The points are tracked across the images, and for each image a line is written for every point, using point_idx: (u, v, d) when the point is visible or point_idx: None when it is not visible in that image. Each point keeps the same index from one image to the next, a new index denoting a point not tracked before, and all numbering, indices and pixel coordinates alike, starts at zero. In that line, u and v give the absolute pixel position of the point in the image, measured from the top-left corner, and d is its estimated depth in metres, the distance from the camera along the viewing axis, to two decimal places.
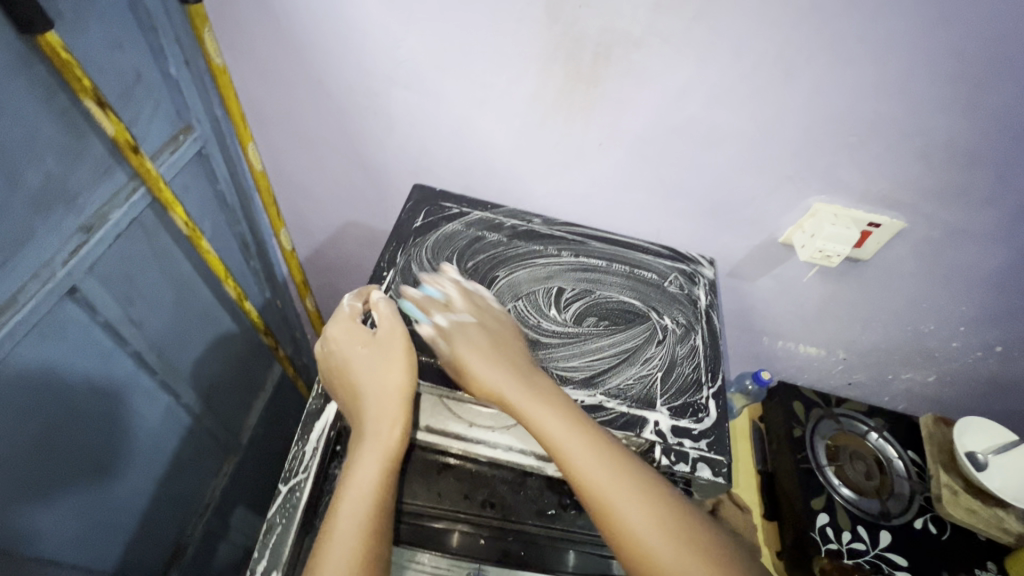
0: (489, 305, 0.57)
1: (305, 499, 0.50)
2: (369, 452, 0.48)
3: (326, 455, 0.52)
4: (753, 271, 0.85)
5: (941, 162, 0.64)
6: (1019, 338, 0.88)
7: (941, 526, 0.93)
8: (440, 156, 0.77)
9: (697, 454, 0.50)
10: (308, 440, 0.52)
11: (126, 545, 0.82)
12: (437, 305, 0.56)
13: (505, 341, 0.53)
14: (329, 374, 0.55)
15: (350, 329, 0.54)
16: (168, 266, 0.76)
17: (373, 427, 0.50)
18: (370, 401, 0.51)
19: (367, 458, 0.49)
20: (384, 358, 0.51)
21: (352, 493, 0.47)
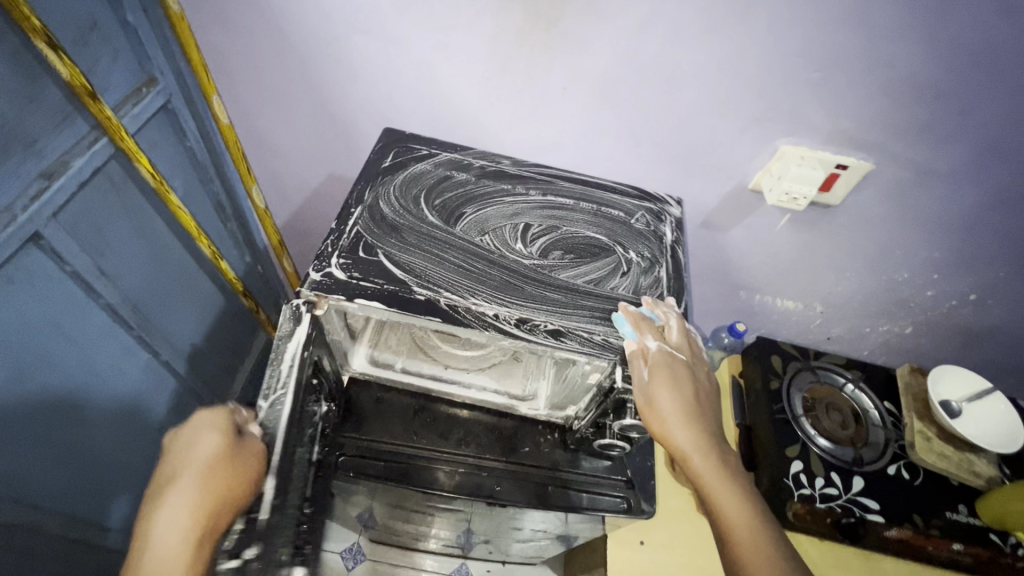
0: (696, 344, 0.57)
1: (286, 412, 0.46)
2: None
3: (304, 373, 0.48)
4: (726, 221, 0.86)
5: (903, 97, 0.65)
6: (990, 284, 0.89)
7: (913, 472, 0.94)
8: (409, 107, 0.77)
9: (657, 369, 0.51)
10: (282, 359, 0.48)
11: (113, 501, 0.83)
12: (649, 324, 0.54)
13: (702, 395, 0.54)
14: (144, 505, 0.40)
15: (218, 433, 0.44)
16: (140, 222, 0.75)
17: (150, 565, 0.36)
18: (157, 544, 0.37)
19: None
20: (207, 485, 0.40)
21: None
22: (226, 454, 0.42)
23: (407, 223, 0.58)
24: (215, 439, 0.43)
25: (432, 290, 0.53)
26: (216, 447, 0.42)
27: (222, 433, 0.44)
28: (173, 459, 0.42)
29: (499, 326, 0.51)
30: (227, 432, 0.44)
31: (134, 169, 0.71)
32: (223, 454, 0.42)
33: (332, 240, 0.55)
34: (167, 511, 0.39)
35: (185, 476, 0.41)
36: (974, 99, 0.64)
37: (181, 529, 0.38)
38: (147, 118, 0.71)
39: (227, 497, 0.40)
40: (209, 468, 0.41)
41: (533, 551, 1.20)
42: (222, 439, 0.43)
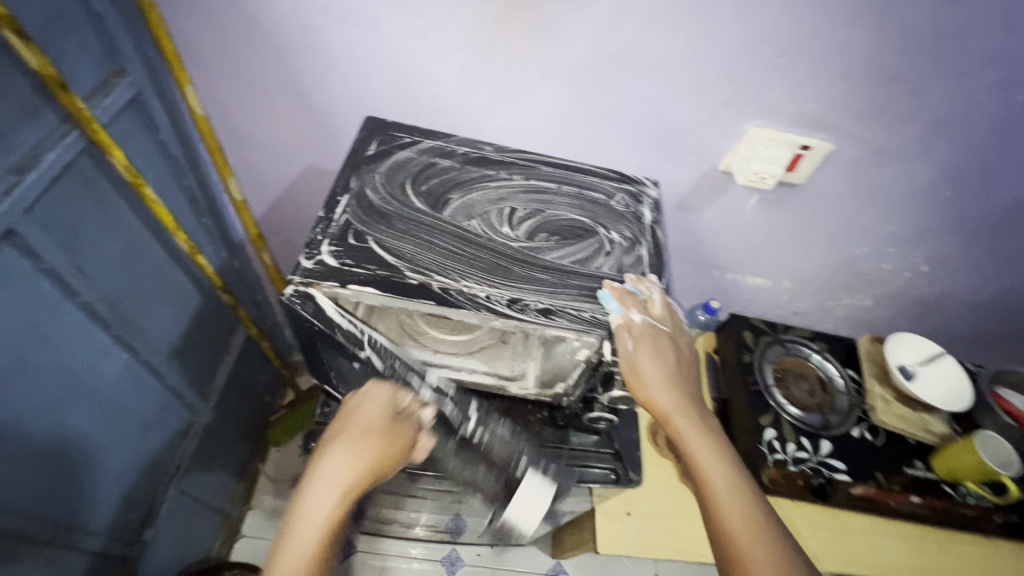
0: (677, 318, 0.60)
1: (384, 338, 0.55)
2: (312, 518, 0.50)
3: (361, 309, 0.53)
4: (699, 203, 0.89)
5: (860, 80, 0.69)
6: (940, 255, 0.96)
7: (876, 433, 1.01)
8: (388, 96, 0.77)
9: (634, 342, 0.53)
10: (335, 325, 0.53)
11: (95, 504, 0.81)
12: (633, 297, 0.57)
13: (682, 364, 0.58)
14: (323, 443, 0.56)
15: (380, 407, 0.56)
16: (113, 218, 0.73)
17: (322, 492, 0.52)
18: (330, 480, 0.53)
19: (310, 520, 0.50)
20: (370, 444, 0.54)
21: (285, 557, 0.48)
22: (384, 442, 0.54)
23: (395, 210, 0.59)
24: (378, 415, 0.55)
25: (424, 274, 0.54)
26: (375, 431, 0.54)
27: (385, 409, 0.56)
28: (345, 416, 0.56)
29: (490, 306, 0.53)
30: (389, 410, 0.56)
31: (106, 162, 0.69)
32: (379, 437, 0.54)
33: (322, 228, 0.56)
34: (338, 462, 0.54)
35: (347, 442, 0.54)
36: (923, 81, 0.69)
37: (347, 474, 0.53)
38: (118, 111, 0.68)
39: (373, 469, 0.54)
40: (366, 441, 0.54)
41: None
42: (382, 423, 0.55)
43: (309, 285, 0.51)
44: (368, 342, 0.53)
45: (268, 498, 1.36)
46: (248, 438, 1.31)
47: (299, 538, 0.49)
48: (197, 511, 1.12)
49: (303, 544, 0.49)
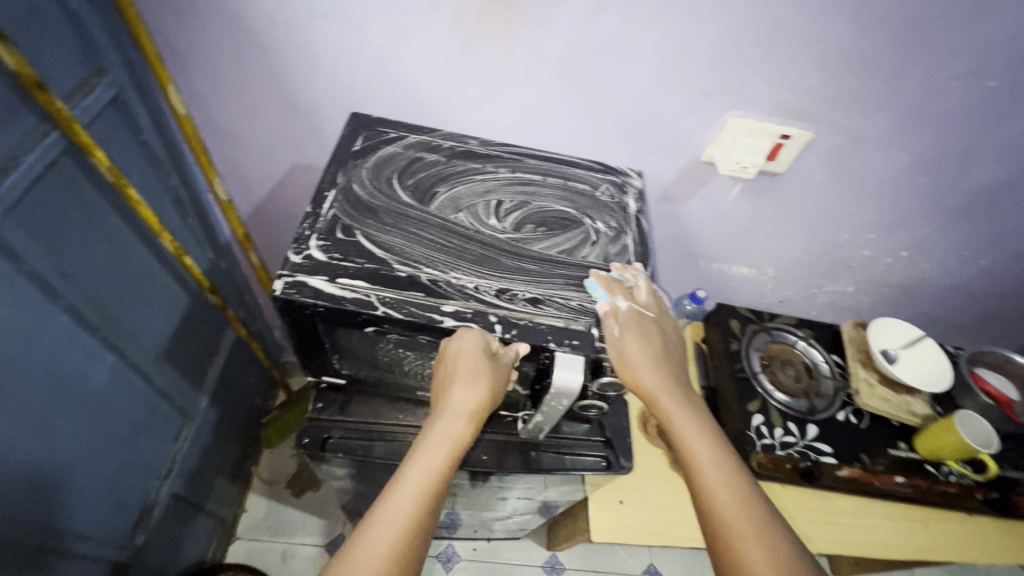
0: (662, 304, 0.61)
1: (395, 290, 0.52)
2: (433, 448, 0.52)
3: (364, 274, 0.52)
4: (683, 193, 0.90)
5: (836, 69, 0.71)
6: (919, 240, 0.98)
7: (860, 416, 1.04)
8: (373, 92, 0.77)
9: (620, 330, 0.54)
10: (333, 297, 0.50)
11: (85, 509, 0.81)
12: (621, 286, 0.58)
13: (671, 351, 0.59)
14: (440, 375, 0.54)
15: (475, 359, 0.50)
16: (96, 220, 0.72)
17: (443, 423, 0.53)
18: (450, 412, 0.54)
19: (434, 448, 0.52)
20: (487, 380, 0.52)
21: (404, 482, 0.50)
22: (495, 385, 0.51)
23: (382, 205, 0.59)
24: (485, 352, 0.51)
25: (412, 266, 0.54)
26: (482, 371, 0.50)
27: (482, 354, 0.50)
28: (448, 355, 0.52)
29: (479, 296, 0.54)
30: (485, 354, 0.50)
31: (88, 163, 0.68)
32: (489, 379, 0.50)
33: (309, 223, 0.56)
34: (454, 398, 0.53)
35: (460, 384, 0.50)
36: (897, 70, 0.71)
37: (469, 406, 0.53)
38: (98, 112, 0.68)
39: (487, 403, 0.54)
40: (476, 385, 0.49)
41: (516, 524, 1.24)
42: (494, 362, 0.51)
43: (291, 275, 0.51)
44: (377, 302, 0.51)
45: (261, 500, 1.36)
46: (239, 439, 1.30)
47: (421, 466, 0.51)
48: (190, 514, 1.11)
49: (424, 469, 0.51)
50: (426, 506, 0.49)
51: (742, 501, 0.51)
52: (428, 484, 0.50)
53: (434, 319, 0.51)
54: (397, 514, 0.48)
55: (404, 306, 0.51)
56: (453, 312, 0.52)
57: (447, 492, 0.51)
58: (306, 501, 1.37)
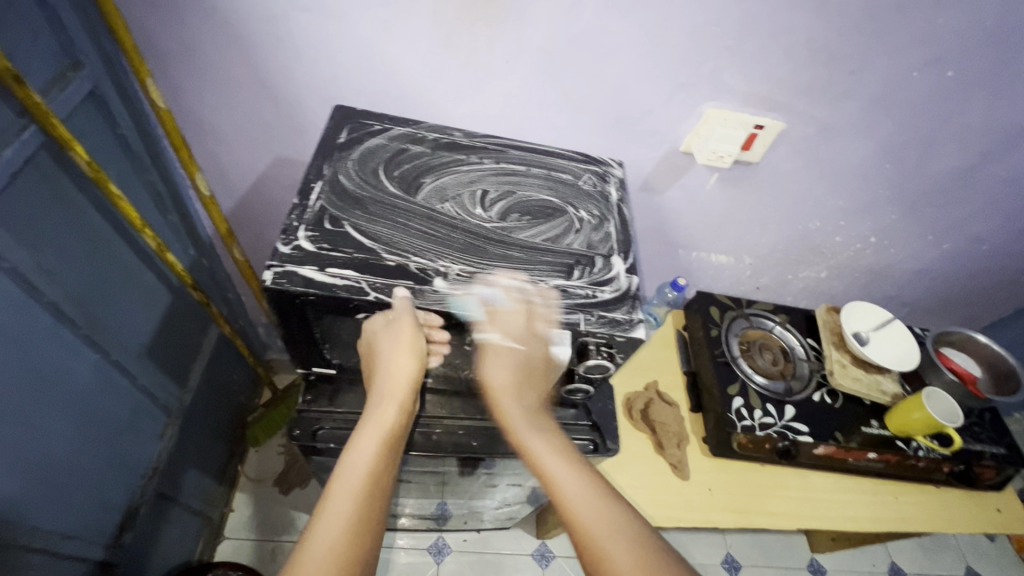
0: (541, 333, 0.56)
1: (383, 277, 0.53)
2: (369, 438, 0.55)
3: (353, 263, 0.54)
4: (662, 183, 0.93)
5: (805, 60, 0.74)
6: (886, 226, 1.03)
7: (834, 396, 1.08)
8: (356, 86, 0.77)
9: (603, 319, 0.56)
10: (324, 284, 0.51)
11: (70, 509, 0.80)
12: (489, 318, 0.55)
13: (536, 376, 0.61)
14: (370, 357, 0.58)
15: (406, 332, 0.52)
16: (75, 216, 0.71)
17: (380, 408, 0.57)
18: (386, 397, 0.58)
19: (369, 438, 0.55)
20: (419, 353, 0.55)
21: (347, 474, 0.52)
22: (417, 351, 0.54)
23: (369, 195, 0.60)
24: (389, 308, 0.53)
25: (401, 256, 0.55)
26: (404, 335, 0.52)
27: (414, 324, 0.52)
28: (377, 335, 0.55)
29: (466, 283, 0.55)
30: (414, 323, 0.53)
31: (66, 158, 0.67)
32: (415, 350, 0.54)
33: (297, 214, 0.57)
34: (387, 373, 0.57)
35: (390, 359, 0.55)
36: (862, 60, 0.74)
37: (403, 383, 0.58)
38: (75, 106, 0.67)
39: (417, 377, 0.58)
40: (405, 354, 0.54)
41: (505, 513, 1.27)
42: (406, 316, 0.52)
43: (281, 264, 0.52)
44: (367, 289, 0.52)
45: (249, 499, 1.35)
46: (224, 439, 1.29)
47: (359, 457, 0.53)
48: (177, 514, 1.11)
49: (365, 456, 0.53)
50: (368, 493, 0.51)
51: (584, 497, 0.52)
52: (371, 472, 0.53)
53: (415, 300, 0.52)
54: (342, 510, 0.49)
55: (394, 292, 0.52)
56: (441, 299, 0.53)
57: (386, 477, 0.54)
58: (294, 498, 1.37)
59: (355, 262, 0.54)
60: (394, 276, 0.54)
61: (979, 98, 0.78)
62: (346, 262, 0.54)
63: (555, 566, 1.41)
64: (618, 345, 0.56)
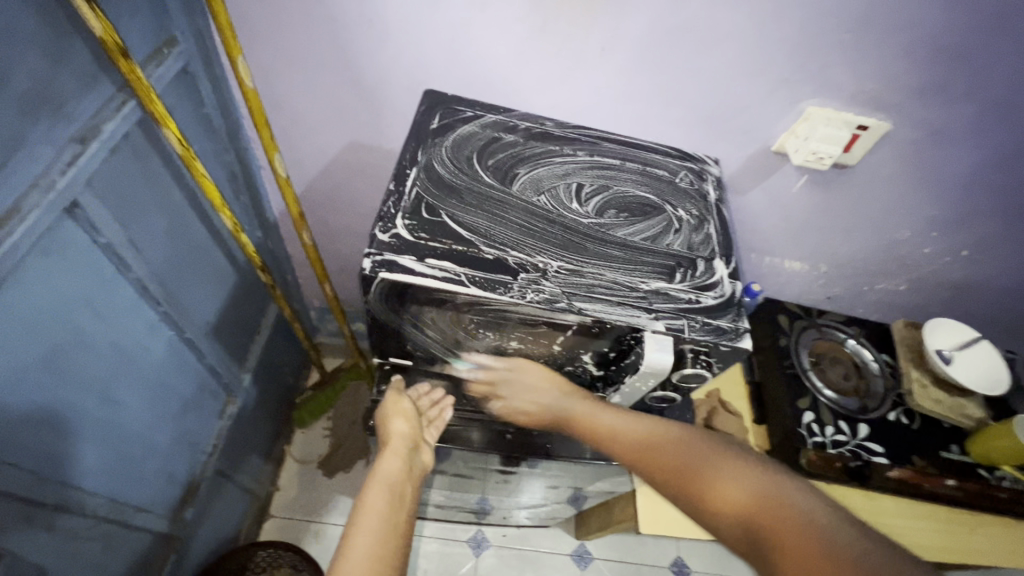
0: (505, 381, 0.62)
1: (483, 272, 0.51)
2: (376, 487, 0.63)
3: (453, 255, 0.52)
4: (745, 184, 0.88)
5: (926, 57, 0.68)
6: (982, 240, 0.96)
7: (911, 418, 1.02)
8: (441, 71, 0.75)
9: (708, 327, 0.53)
10: (426, 274, 0.50)
11: (141, 482, 0.81)
12: (478, 381, 0.64)
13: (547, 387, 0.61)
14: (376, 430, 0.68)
15: (395, 402, 0.65)
16: (161, 192, 0.71)
17: (384, 461, 0.65)
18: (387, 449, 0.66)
19: (376, 487, 0.62)
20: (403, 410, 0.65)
21: (361, 513, 0.59)
22: (404, 411, 0.65)
23: (465, 184, 0.58)
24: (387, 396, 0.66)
25: (498, 249, 0.53)
26: (391, 401, 0.65)
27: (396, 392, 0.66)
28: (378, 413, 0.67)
29: (565, 282, 0.53)
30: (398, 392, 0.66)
31: (157, 135, 0.67)
32: (404, 408, 0.65)
33: (394, 201, 0.55)
34: (383, 432, 0.66)
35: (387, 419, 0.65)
36: (990, 59, 0.68)
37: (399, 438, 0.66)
38: (168, 82, 0.67)
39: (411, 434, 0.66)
40: (397, 413, 0.65)
41: (548, 511, 1.25)
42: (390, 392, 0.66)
43: (383, 252, 0.51)
44: (468, 281, 0.50)
45: (294, 479, 1.37)
46: (274, 419, 1.30)
47: (371, 502, 0.60)
48: (229, 490, 1.12)
49: (377, 500, 0.61)
50: (387, 531, 0.58)
51: (632, 429, 0.58)
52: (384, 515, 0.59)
53: (513, 299, 0.50)
54: (365, 544, 0.56)
55: (495, 287, 0.50)
56: (541, 297, 0.51)
57: (400, 515, 0.61)
58: (337, 481, 1.38)
59: (455, 256, 0.52)
60: (494, 272, 0.51)
61: None
62: (447, 253, 0.52)
63: (593, 567, 1.39)
64: (721, 355, 0.53)
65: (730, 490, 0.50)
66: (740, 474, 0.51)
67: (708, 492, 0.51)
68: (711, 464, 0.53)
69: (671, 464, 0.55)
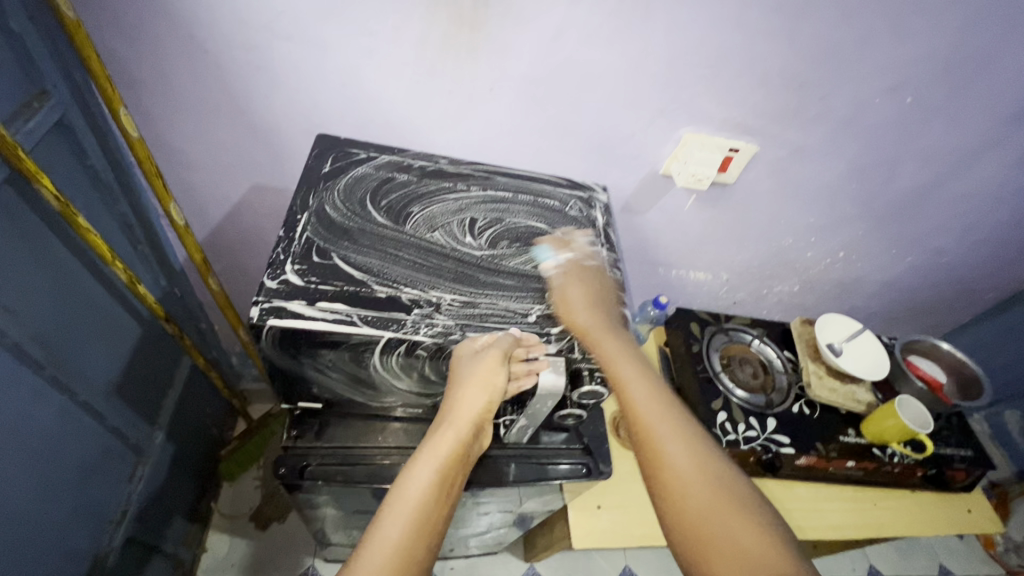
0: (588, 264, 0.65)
1: (375, 311, 0.53)
2: (426, 461, 0.54)
3: (346, 297, 0.53)
4: (643, 205, 0.94)
5: (777, 88, 0.77)
6: (853, 241, 1.07)
7: (813, 407, 1.10)
8: (338, 112, 0.76)
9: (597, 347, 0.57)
10: (313, 318, 0.50)
11: (33, 564, 0.74)
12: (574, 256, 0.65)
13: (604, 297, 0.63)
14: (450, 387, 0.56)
15: (490, 366, 0.53)
16: (40, 249, 0.67)
17: (440, 434, 0.55)
18: (449, 422, 0.56)
19: (423, 463, 0.53)
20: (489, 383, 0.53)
21: (400, 500, 0.51)
22: (490, 386, 0.53)
23: (357, 226, 0.59)
24: (481, 348, 0.53)
25: (392, 287, 0.55)
26: (484, 366, 0.53)
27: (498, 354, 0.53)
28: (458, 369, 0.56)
29: (458, 314, 0.55)
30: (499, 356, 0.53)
31: (31, 191, 0.63)
32: (493, 377, 0.52)
33: (283, 247, 0.55)
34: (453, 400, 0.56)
35: (466, 383, 0.54)
36: (829, 87, 0.77)
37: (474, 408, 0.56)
38: (41, 136, 0.64)
39: (486, 411, 0.57)
40: (485, 380, 0.53)
41: (493, 537, 1.24)
42: (492, 349, 0.53)
43: (271, 299, 0.51)
44: (360, 322, 0.51)
45: (223, 537, 1.29)
46: (197, 476, 1.23)
47: (414, 484, 0.52)
48: (147, 559, 1.04)
49: (420, 481, 0.52)
50: (424, 524, 0.51)
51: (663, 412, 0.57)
52: (426, 499, 0.52)
53: (408, 335, 0.52)
54: (400, 518, 0.50)
55: (388, 325, 0.52)
56: (435, 330, 0.53)
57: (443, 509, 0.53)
58: (272, 533, 1.31)
59: (348, 298, 0.53)
60: (388, 311, 0.53)
61: (935, 121, 0.83)
62: (340, 295, 0.53)
63: None
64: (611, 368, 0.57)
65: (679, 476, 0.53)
66: (686, 453, 0.54)
67: (678, 504, 0.52)
68: (709, 496, 0.51)
69: (688, 471, 0.53)
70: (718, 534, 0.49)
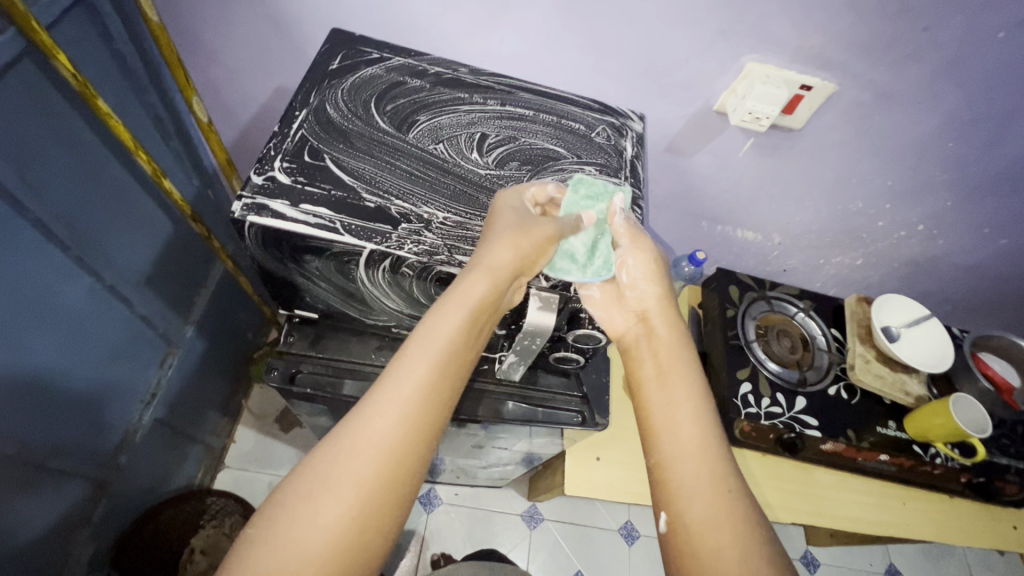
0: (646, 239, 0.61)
1: (360, 221, 0.49)
2: (454, 307, 0.48)
3: (332, 202, 0.50)
4: (691, 146, 0.85)
5: (872, 11, 0.64)
6: (937, 214, 0.93)
7: (852, 393, 1.00)
8: (361, 9, 0.71)
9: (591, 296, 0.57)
10: (293, 221, 0.48)
11: (64, 426, 0.82)
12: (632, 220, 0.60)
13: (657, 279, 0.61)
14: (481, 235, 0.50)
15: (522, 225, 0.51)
16: (65, 130, 0.68)
17: (470, 277, 0.48)
18: (481, 266, 0.49)
19: (451, 307, 0.47)
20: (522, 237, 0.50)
21: (423, 343, 0.46)
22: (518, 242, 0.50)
23: (356, 129, 0.55)
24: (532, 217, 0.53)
25: (382, 197, 0.52)
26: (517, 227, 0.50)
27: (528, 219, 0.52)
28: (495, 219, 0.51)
29: (448, 234, 0.51)
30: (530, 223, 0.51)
31: (51, 69, 0.63)
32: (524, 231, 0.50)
33: (275, 143, 0.53)
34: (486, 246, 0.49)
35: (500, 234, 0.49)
36: (937, 15, 0.63)
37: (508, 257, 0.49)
38: (63, 12, 0.63)
39: (520, 262, 0.50)
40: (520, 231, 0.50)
41: (499, 472, 1.26)
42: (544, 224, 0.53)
43: (253, 196, 0.49)
44: (341, 231, 0.48)
45: (250, 432, 1.38)
46: (229, 373, 1.30)
47: (442, 329, 0.47)
48: (178, 441, 1.14)
49: (447, 325, 0.47)
50: (445, 370, 0.45)
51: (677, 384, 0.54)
52: (450, 346, 0.46)
53: (391, 250, 0.49)
54: (423, 362, 0.45)
55: (370, 236, 0.49)
56: (420, 248, 0.49)
57: (463, 359, 0.47)
58: (294, 435, 1.39)
59: (335, 203, 0.50)
60: (375, 223, 0.50)
61: None
62: (327, 200, 0.50)
63: (543, 528, 1.42)
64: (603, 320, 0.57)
65: (679, 444, 0.49)
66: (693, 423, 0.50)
67: (667, 476, 0.48)
68: (699, 473, 0.47)
69: (690, 445, 0.49)
70: (697, 517, 0.45)
